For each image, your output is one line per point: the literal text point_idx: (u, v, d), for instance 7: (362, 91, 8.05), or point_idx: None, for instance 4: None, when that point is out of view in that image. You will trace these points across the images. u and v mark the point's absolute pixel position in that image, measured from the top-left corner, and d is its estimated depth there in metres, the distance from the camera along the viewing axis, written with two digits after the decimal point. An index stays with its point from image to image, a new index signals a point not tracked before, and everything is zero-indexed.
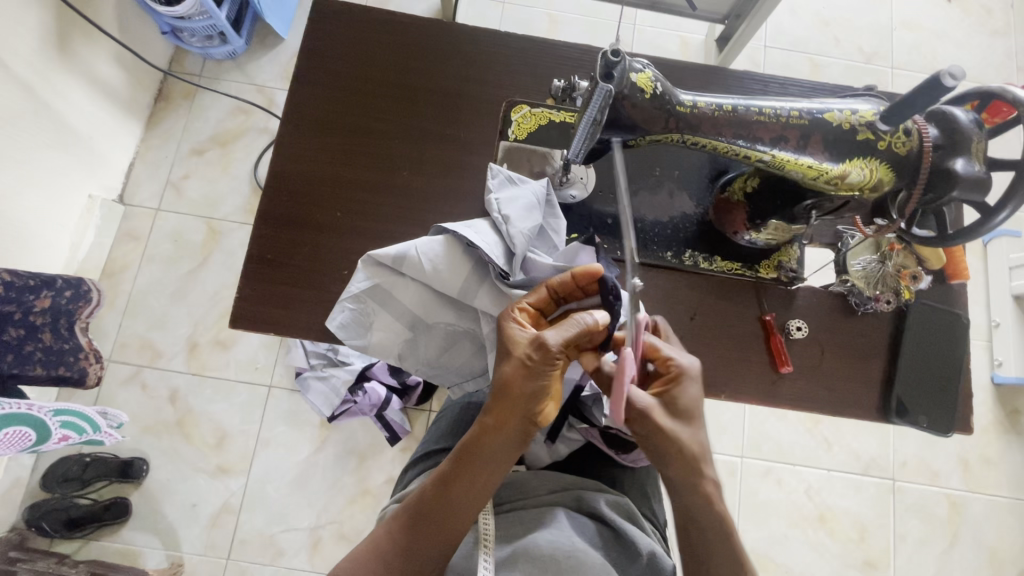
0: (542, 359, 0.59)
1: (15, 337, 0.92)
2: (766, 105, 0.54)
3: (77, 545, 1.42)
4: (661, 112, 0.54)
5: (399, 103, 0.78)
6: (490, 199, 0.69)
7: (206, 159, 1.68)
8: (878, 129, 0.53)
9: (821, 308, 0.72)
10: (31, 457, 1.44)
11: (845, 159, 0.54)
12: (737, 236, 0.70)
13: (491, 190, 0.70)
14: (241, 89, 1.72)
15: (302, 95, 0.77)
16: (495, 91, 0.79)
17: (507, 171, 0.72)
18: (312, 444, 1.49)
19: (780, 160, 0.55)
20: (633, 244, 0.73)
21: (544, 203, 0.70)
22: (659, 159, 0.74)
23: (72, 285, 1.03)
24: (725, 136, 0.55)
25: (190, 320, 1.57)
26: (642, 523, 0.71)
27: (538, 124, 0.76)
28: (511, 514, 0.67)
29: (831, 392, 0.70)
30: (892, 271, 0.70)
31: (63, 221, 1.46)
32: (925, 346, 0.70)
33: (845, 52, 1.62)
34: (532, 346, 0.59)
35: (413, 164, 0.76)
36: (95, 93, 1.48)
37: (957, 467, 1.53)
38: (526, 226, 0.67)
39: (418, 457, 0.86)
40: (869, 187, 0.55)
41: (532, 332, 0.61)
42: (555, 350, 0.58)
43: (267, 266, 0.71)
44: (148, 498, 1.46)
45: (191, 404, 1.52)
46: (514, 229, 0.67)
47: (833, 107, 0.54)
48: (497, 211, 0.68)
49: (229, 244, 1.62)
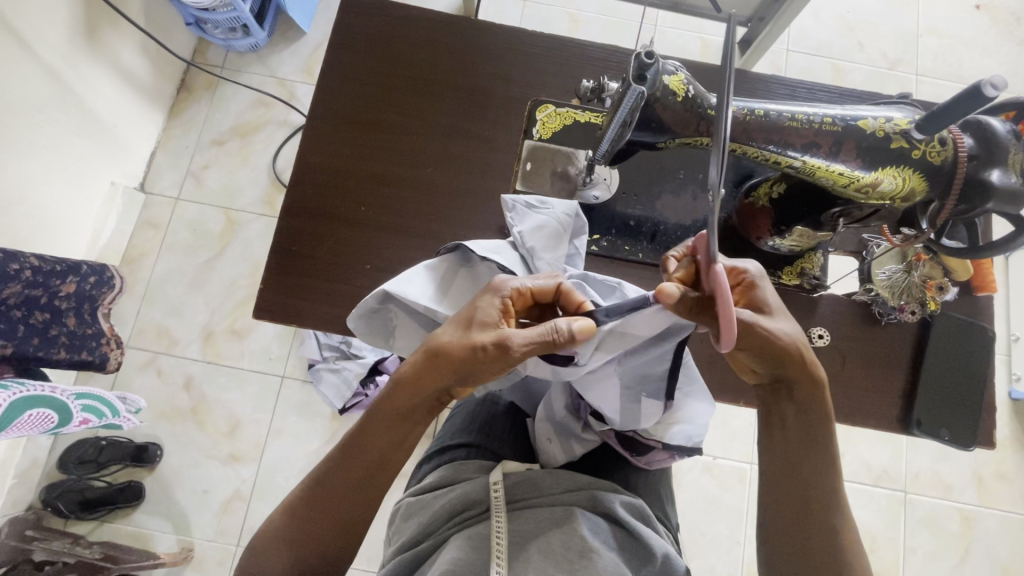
0: (500, 360, 0.54)
1: (41, 321, 0.94)
2: (799, 111, 0.53)
3: (91, 526, 1.44)
4: (692, 115, 0.53)
5: (425, 99, 0.78)
6: (513, 234, 0.69)
7: (226, 150, 1.69)
8: (913, 137, 0.52)
9: (843, 316, 0.72)
10: (48, 438, 1.47)
11: (877, 168, 0.53)
12: (760, 241, 0.70)
13: (512, 224, 0.70)
14: (262, 81, 1.73)
15: (329, 89, 0.78)
16: (521, 90, 0.79)
17: (523, 199, 0.71)
18: (323, 435, 1.50)
19: (810, 167, 0.54)
20: (654, 247, 0.73)
21: (567, 226, 0.69)
22: (683, 162, 0.74)
23: (96, 272, 1.04)
24: (756, 141, 0.54)
25: (206, 309, 1.59)
26: (655, 525, 0.71)
27: (562, 124, 0.75)
28: (526, 512, 0.67)
29: (853, 401, 0.69)
30: (918, 281, 0.69)
31: (85, 208, 1.48)
32: (950, 357, 0.70)
33: (868, 58, 1.60)
34: (496, 349, 0.54)
35: (436, 161, 0.76)
36: (120, 82, 1.50)
37: (970, 481, 1.51)
38: (550, 257, 0.68)
39: (432, 452, 0.86)
40: (900, 197, 0.54)
41: (495, 332, 0.55)
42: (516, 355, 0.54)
43: (291, 258, 0.72)
44: (161, 483, 1.48)
45: (205, 391, 1.54)
46: (539, 261, 0.67)
47: (867, 114, 0.53)
48: (521, 244, 0.68)
49: (247, 234, 1.64)
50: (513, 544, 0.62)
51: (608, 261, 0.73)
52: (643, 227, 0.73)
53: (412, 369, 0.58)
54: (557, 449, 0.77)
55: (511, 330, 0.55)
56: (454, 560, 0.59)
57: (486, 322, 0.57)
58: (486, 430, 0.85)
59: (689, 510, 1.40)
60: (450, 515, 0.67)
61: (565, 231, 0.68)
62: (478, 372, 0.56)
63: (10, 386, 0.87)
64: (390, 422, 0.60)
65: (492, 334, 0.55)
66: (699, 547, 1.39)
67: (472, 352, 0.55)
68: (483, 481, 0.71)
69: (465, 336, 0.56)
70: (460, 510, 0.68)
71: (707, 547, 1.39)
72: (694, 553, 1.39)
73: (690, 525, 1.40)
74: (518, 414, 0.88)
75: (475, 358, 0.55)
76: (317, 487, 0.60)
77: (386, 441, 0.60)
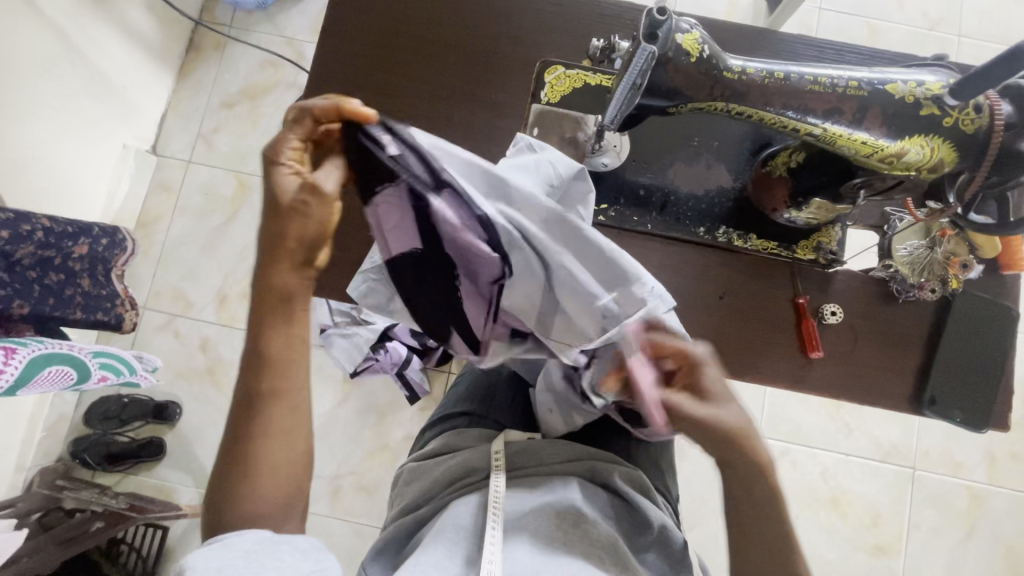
0: (320, 200, 0.52)
1: (56, 282, 0.95)
2: (822, 74, 0.50)
3: (116, 477, 1.52)
4: (706, 77, 0.50)
5: (430, 59, 0.75)
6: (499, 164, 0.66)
7: (235, 112, 1.68)
8: (945, 104, 0.48)
9: (859, 293, 0.69)
10: (74, 395, 1.53)
11: (904, 137, 0.49)
12: (775, 213, 0.67)
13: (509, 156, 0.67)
14: (271, 41, 1.70)
15: (332, 49, 0.75)
16: (530, 50, 0.75)
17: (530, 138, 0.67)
18: (334, 397, 1.53)
19: (831, 135, 0.50)
20: (664, 219, 0.70)
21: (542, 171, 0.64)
22: (697, 128, 0.70)
23: (107, 234, 1.04)
24: (775, 107, 0.50)
25: (219, 273, 1.61)
26: (654, 496, 0.72)
27: (572, 87, 0.72)
28: (524, 480, 0.68)
29: (863, 379, 0.68)
30: (941, 258, 0.66)
31: (99, 170, 1.49)
32: (971, 337, 0.67)
33: (908, 17, 1.50)
34: (308, 195, 0.52)
35: (440, 124, 0.74)
36: (128, 41, 1.47)
37: (981, 460, 1.50)
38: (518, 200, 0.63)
39: (436, 418, 0.87)
40: (927, 167, 0.50)
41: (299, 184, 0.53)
42: (330, 190, 0.52)
43: None
44: (180, 439, 1.54)
45: (221, 353, 1.57)
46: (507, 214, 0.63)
47: (896, 77, 0.49)
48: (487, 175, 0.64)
49: (257, 198, 1.64)
50: (511, 508, 0.63)
51: (616, 233, 0.71)
52: (653, 196, 0.70)
53: (281, 269, 0.54)
54: (556, 421, 0.78)
55: (322, 174, 0.53)
56: (455, 522, 0.61)
57: (284, 182, 0.53)
58: (489, 399, 0.85)
59: (693, 480, 1.42)
60: (450, 481, 0.69)
61: (539, 175, 0.63)
62: (325, 222, 0.53)
63: (29, 344, 0.90)
64: (281, 316, 0.55)
65: (298, 189, 0.52)
66: (701, 516, 1.41)
67: (297, 213, 0.52)
68: (484, 448, 0.72)
69: (280, 206, 0.53)
70: (460, 475, 0.69)
71: (710, 516, 1.41)
72: (695, 521, 1.41)
73: (693, 495, 1.42)
74: (521, 385, 0.88)
75: (305, 214, 0.53)
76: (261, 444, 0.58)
77: (286, 324, 0.55)
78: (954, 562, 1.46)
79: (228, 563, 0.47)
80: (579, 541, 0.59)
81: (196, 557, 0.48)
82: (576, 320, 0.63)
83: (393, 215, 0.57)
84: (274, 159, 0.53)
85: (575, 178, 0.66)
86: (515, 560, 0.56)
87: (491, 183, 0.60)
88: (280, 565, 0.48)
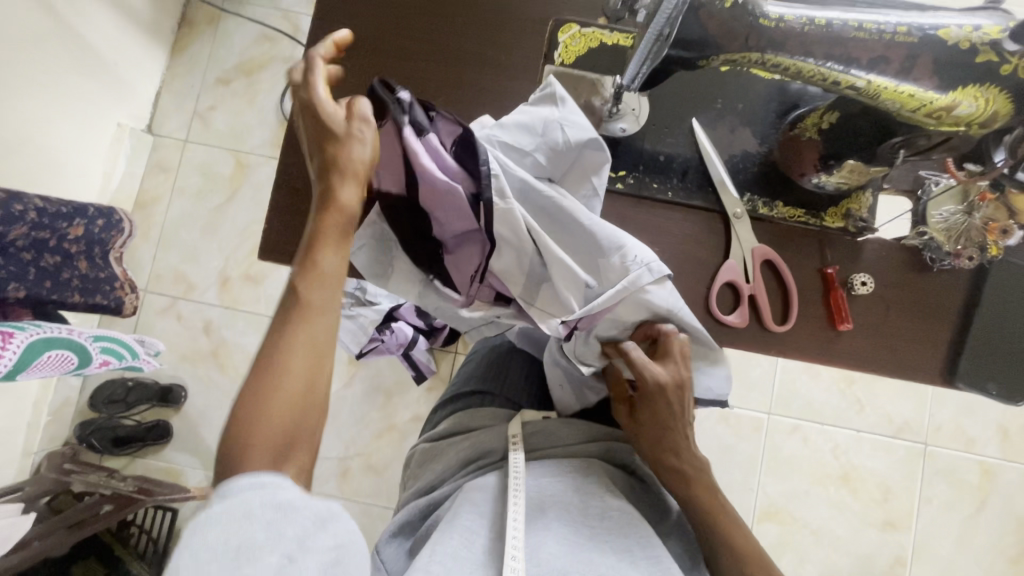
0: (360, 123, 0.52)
1: (52, 264, 0.92)
2: (867, 20, 0.45)
3: (124, 460, 1.51)
4: (740, 25, 0.46)
5: (436, 18, 0.71)
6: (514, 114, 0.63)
7: (231, 89, 1.63)
8: (1004, 50, 0.43)
9: (891, 263, 0.66)
10: (78, 379, 1.52)
11: (954, 88, 0.45)
12: (803, 178, 0.64)
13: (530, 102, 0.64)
14: (266, 14, 1.63)
15: (332, 8, 0.70)
16: (543, 8, 0.71)
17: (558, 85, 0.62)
18: (341, 379, 1.52)
19: (874, 88, 0.47)
20: (685, 185, 0.67)
21: (543, 127, 0.60)
22: (721, 89, 0.67)
23: (103, 214, 1.01)
24: (814, 57, 0.47)
25: (220, 254, 1.58)
26: (673, 477, 0.70)
27: (587, 47, 0.68)
28: (541, 462, 0.66)
29: (894, 352, 0.65)
30: (979, 224, 0.61)
31: (94, 150, 1.45)
32: (1007, 307, 0.64)
33: None
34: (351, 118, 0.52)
35: (448, 89, 0.70)
36: (118, 14, 1.42)
37: (994, 435, 1.48)
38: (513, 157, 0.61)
39: (446, 398, 0.85)
40: (978, 122, 0.47)
41: (341, 112, 0.52)
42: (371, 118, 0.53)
43: (295, 197, 0.68)
44: (187, 422, 1.53)
45: (225, 336, 1.55)
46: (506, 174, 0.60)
47: (949, 22, 0.45)
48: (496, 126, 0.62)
49: (257, 178, 1.60)
50: (529, 496, 0.61)
51: (635, 201, 0.67)
52: (674, 163, 0.67)
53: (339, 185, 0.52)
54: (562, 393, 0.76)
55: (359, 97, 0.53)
56: (473, 505, 0.59)
57: (327, 109, 0.52)
58: (500, 377, 0.83)
59: None
60: (466, 462, 0.67)
61: (537, 131, 0.61)
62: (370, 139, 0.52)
63: (26, 328, 0.87)
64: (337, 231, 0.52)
65: (341, 116, 0.52)
66: None
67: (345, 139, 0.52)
68: (500, 430, 0.70)
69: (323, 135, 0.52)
70: (476, 457, 0.67)
71: None
72: None
73: None
74: (533, 362, 0.85)
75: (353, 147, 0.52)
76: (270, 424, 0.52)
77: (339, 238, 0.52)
78: (965, 537, 1.46)
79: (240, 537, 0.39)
80: (601, 530, 0.57)
81: (201, 534, 0.39)
82: (564, 293, 0.60)
83: (388, 157, 0.57)
84: (315, 93, 0.52)
85: (589, 147, 0.62)
86: (538, 560, 0.52)
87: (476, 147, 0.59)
88: (301, 534, 0.40)
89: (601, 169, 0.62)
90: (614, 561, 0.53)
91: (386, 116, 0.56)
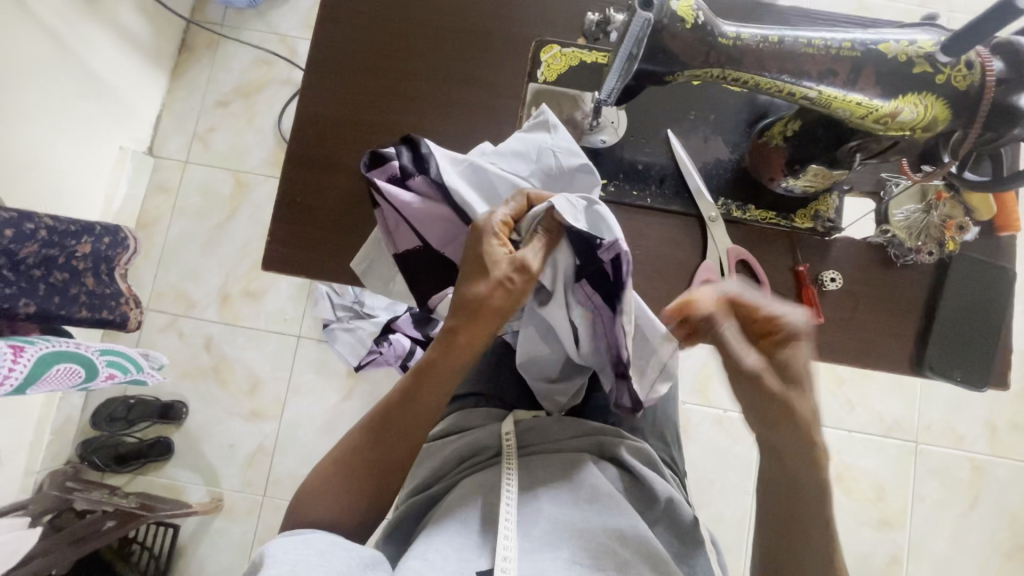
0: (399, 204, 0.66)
1: (60, 280, 0.95)
2: (816, 37, 0.50)
3: (126, 478, 1.53)
4: (701, 44, 0.50)
5: (426, 40, 0.75)
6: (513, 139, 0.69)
7: (231, 111, 1.68)
8: (937, 62, 0.49)
9: (858, 260, 0.70)
10: (80, 397, 1.54)
11: (897, 96, 0.50)
12: (773, 183, 0.68)
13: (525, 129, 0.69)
14: (264, 38, 1.70)
15: (328, 33, 0.75)
16: (526, 29, 0.76)
17: (550, 114, 0.68)
18: (341, 391, 1.55)
19: (826, 97, 0.51)
20: (662, 192, 0.71)
21: (538, 155, 0.67)
22: (694, 102, 0.71)
23: (110, 232, 1.05)
24: (770, 71, 0.51)
25: (220, 271, 1.61)
26: (661, 469, 0.73)
27: (568, 65, 0.73)
28: (533, 456, 0.69)
29: (864, 344, 0.69)
30: (937, 221, 0.67)
31: (96, 172, 1.49)
32: (968, 300, 0.68)
33: None
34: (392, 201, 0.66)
35: (438, 106, 0.74)
36: (120, 42, 1.47)
37: (983, 432, 1.51)
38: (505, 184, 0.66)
39: None
40: (922, 127, 0.51)
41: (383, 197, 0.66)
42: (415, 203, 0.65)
43: (296, 211, 0.72)
44: (188, 438, 1.55)
45: (225, 351, 1.58)
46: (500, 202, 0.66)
47: (889, 37, 0.50)
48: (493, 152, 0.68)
49: (256, 197, 1.64)
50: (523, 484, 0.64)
51: (616, 207, 0.71)
52: (651, 172, 0.71)
53: (486, 281, 0.60)
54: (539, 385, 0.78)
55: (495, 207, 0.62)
56: (471, 496, 0.62)
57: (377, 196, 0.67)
58: (494, 378, 0.87)
59: (699, 462, 1.43)
60: (462, 459, 0.70)
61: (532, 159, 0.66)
62: (529, 283, 0.60)
63: (36, 342, 0.91)
64: (482, 326, 0.61)
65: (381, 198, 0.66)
66: (708, 497, 1.43)
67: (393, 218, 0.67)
68: (494, 428, 0.73)
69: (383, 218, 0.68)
70: (472, 454, 0.70)
71: (717, 497, 1.42)
72: (702, 501, 1.42)
73: (700, 476, 1.43)
74: None
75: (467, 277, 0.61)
76: (367, 437, 0.61)
77: (481, 324, 0.61)
78: (959, 533, 1.48)
79: (302, 558, 0.49)
80: (589, 514, 0.60)
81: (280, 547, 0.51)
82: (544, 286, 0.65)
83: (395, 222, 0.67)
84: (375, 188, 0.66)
85: (579, 172, 0.67)
86: (529, 535, 0.58)
87: (475, 177, 0.66)
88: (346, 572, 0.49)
89: (591, 193, 0.67)
90: (604, 533, 0.58)
91: (394, 164, 0.67)
